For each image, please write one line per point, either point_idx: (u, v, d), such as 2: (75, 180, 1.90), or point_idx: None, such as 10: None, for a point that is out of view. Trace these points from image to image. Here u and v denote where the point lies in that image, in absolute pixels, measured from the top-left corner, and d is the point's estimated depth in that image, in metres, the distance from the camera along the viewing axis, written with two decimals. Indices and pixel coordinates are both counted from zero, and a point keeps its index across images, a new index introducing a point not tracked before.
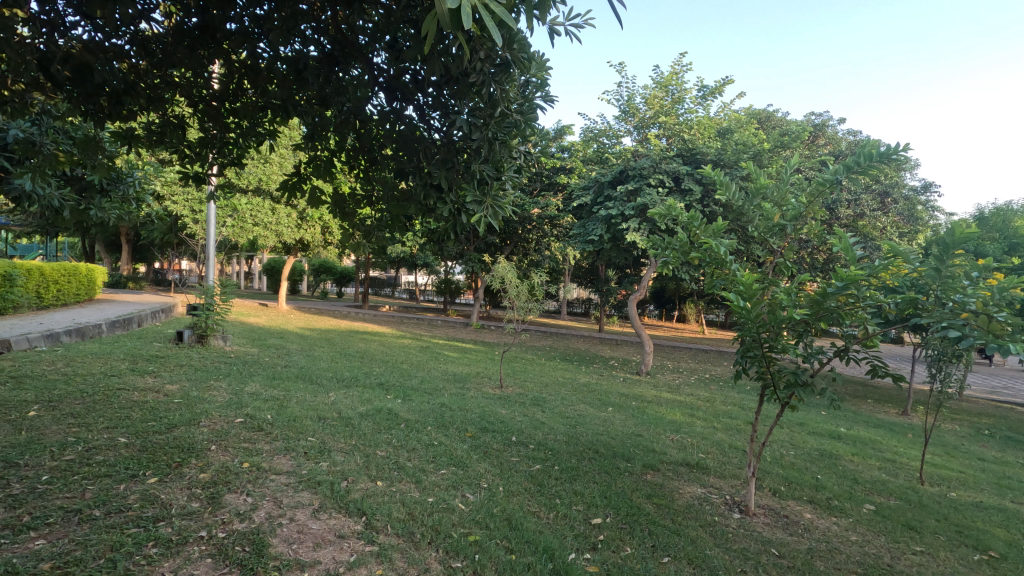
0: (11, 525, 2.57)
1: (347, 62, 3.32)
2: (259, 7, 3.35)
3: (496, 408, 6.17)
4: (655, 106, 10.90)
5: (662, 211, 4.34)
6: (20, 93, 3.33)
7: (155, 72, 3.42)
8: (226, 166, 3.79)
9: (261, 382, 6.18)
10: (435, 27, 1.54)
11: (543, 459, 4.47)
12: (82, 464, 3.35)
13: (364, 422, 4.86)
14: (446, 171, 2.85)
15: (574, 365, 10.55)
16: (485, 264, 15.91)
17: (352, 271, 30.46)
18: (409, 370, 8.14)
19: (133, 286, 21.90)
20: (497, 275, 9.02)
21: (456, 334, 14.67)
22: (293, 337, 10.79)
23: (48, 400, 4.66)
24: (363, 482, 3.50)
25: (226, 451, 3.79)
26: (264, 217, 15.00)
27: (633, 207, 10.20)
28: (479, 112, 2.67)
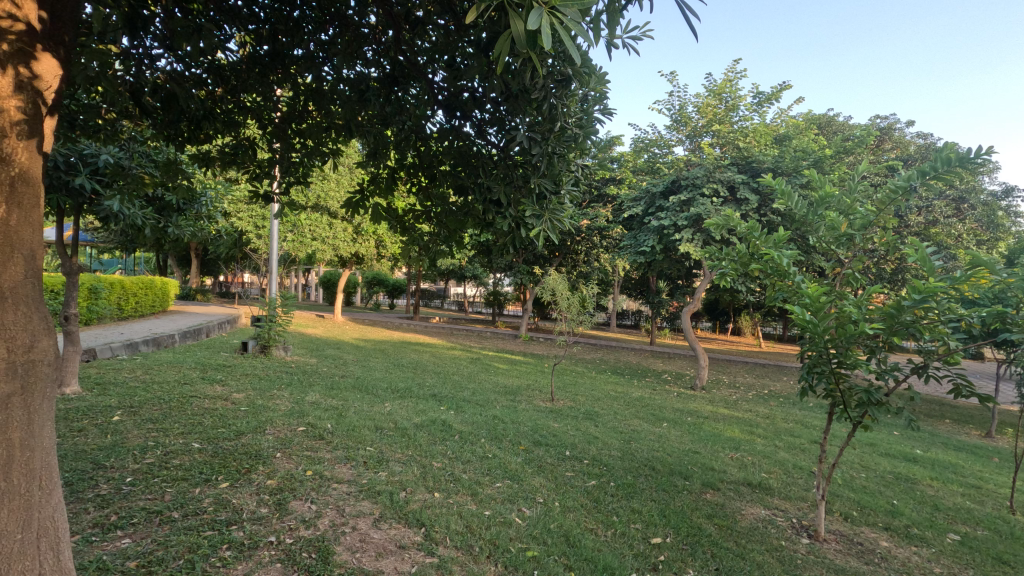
0: (101, 524, 2.75)
1: (406, 83, 3.45)
2: (324, 32, 3.54)
3: (548, 421, 6.14)
4: (708, 114, 10.65)
5: (720, 221, 4.19)
6: (111, 121, 3.59)
7: (230, 98, 3.64)
8: (292, 185, 3.96)
9: (320, 391, 6.38)
10: (508, 48, 1.55)
11: (598, 475, 4.40)
12: (161, 467, 3.54)
13: (420, 433, 4.94)
14: (505, 186, 2.85)
15: (626, 378, 10.37)
16: (534, 275, 15.96)
17: (403, 283, 31.14)
18: (461, 382, 8.22)
19: (200, 297, 23.16)
20: (548, 287, 9.01)
21: (506, 346, 14.71)
22: (348, 348, 11.11)
23: (130, 406, 4.97)
24: (421, 493, 3.54)
25: (291, 459, 3.93)
26: (322, 232, 15.61)
27: (686, 217, 10.01)
28: (539, 127, 2.67)
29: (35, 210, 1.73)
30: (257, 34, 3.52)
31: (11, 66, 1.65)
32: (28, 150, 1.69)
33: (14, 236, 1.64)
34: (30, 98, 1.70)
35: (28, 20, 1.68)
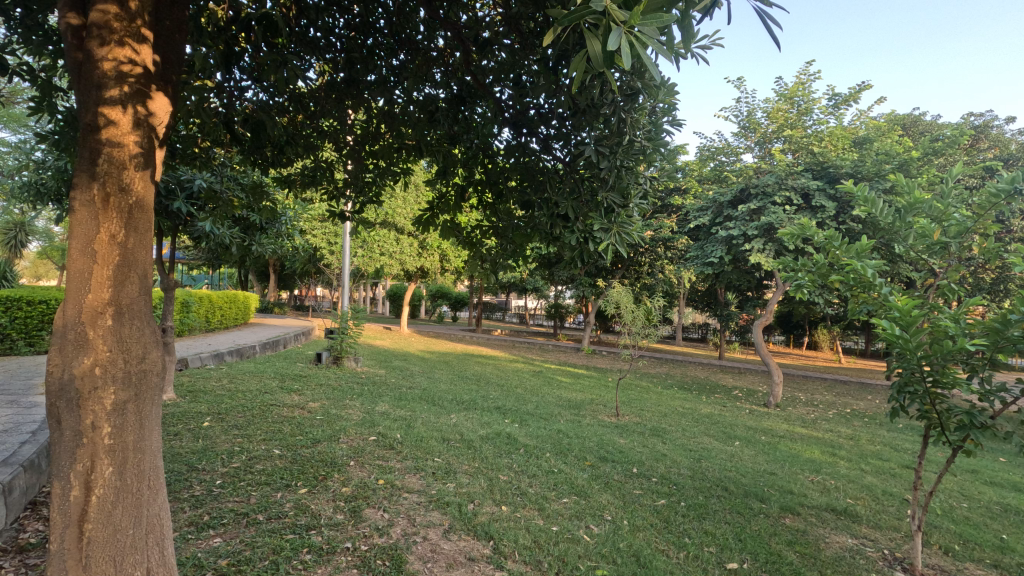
0: (196, 522, 2.95)
1: (473, 102, 3.55)
2: (396, 58, 3.71)
3: (613, 437, 6.02)
4: (779, 119, 10.06)
5: (794, 230, 3.97)
6: (205, 149, 3.90)
7: (309, 123, 3.87)
8: (365, 204, 4.14)
9: (389, 402, 6.58)
10: (583, 66, 1.55)
11: (668, 494, 4.26)
12: (246, 472, 3.77)
13: (486, 446, 4.98)
14: (573, 201, 2.85)
15: (694, 394, 10.01)
16: (597, 288, 15.82)
17: (466, 296, 31.66)
18: (525, 395, 8.22)
19: (277, 311, 24.55)
20: (612, 299, 8.89)
21: (568, 359, 14.59)
22: (415, 359, 11.40)
23: (218, 413, 5.32)
24: (489, 506, 3.57)
25: (363, 467, 4.07)
26: (390, 247, 16.19)
27: (756, 226, 9.62)
28: (606, 142, 2.66)
29: (148, 233, 1.90)
30: (333, 63, 3.72)
31: (130, 105, 1.83)
32: (144, 180, 1.87)
33: (132, 257, 1.82)
34: (146, 134, 1.88)
35: (146, 65, 1.88)
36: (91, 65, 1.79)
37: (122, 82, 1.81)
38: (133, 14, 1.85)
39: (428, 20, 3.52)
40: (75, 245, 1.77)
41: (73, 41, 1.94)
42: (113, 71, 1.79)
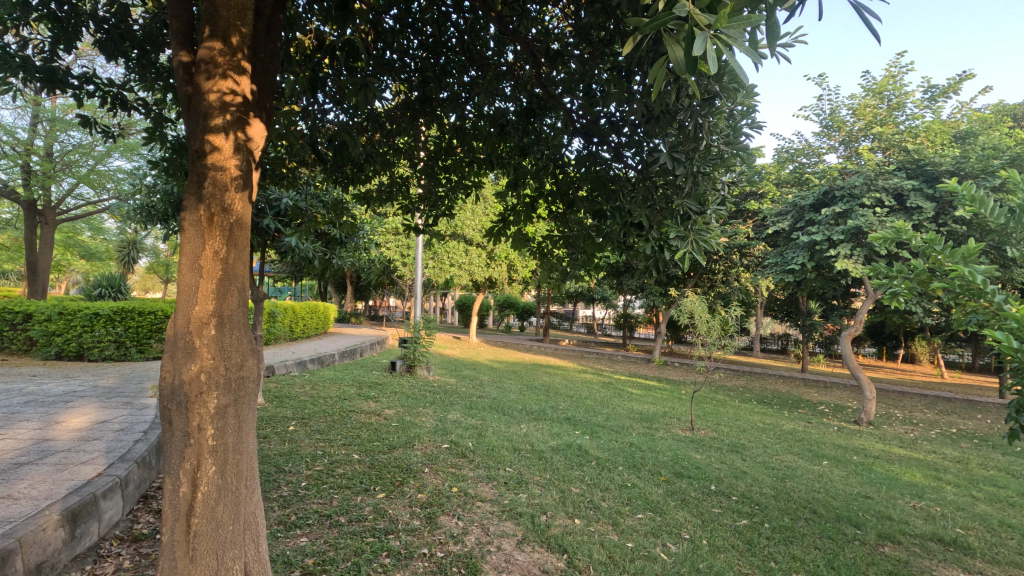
0: (284, 521, 3.12)
1: (543, 113, 3.58)
2: (467, 74, 3.81)
3: (689, 452, 5.80)
4: (867, 116, 9.64)
5: (888, 236, 3.38)
6: (292, 169, 4.16)
7: (385, 141, 4.04)
8: (438, 217, 4.26)
9: (461, 410, 6.69)
10: (663, 75, 1.52)
11: (750, 514, 4.04)
12: (329, 475, 3.95)
13: (557, 457, 4.95)
14: (647, 209, 2.79)
15: (775, 409, 9.47)
16: (667, 297, 15.38)
17: (533, 306, 31.72)
18: (595, 406, 8.09)
19: (353, 320, 25.65)
20: (685, 309, 8.60)
21: (639, 370, 14.23)
22: (484, 369, 11.53)
23: (302, 418, 5.62)
24: (562, 518, 3.53)
25: (438, 474, 4.15)
26: (459, 258, 16.55)
27: (842, 230, 9.02)
28: (681, 149, 2.60)
29: (246, 249, 2.05)
30: (407, 82, 3.87)
31: (231, 131, 1.98)
32: (244, 200, 2.02)
33: (232, 271, 1.96)
34: (244, 157, 2.03)
35: (245, 94, 2.04)
36: (199, 97, 1.97)
37: (225, 111, 1.96)
38: (235, 48, 2.01)
39: (498, 36, 3.60)
40: (185, 261, 1.94)
41: (183, 77, 2.14)
42: (218, 101, 1.95)
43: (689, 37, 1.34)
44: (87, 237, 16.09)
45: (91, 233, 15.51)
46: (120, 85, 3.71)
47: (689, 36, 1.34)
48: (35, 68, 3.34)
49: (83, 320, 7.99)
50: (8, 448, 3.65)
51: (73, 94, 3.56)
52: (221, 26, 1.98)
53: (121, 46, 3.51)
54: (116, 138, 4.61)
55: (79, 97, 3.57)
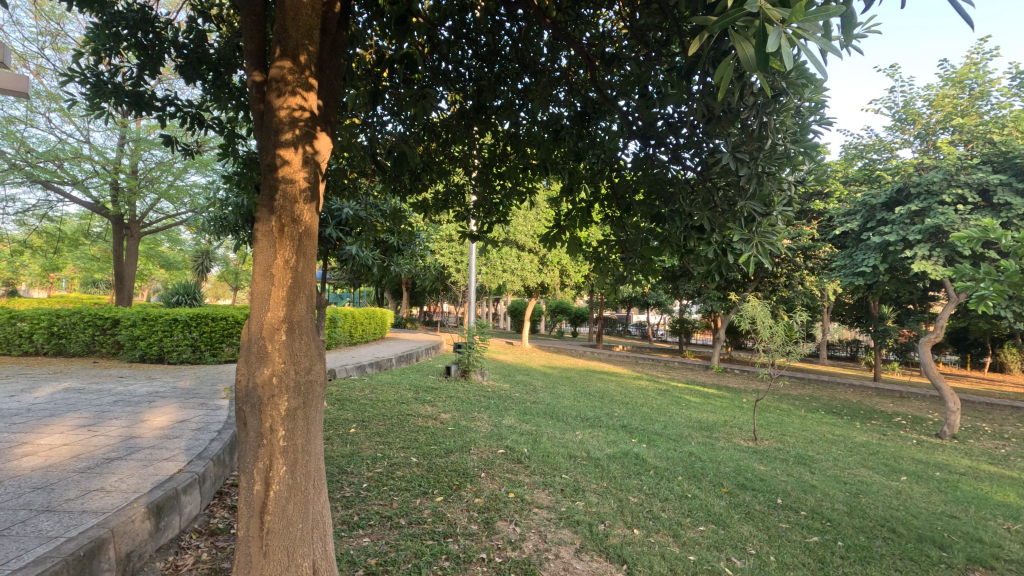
0: (347, 521, 3.22)
1: (598, 117, 3.56)
2: (521, 81, 3.84)
3: (752, 462, 5.57)
4: (945, 107, 9.24)
5: (973, 234, 3.10)
6: (353, 180, 4.31)
7: (441, 150, 4.12)
8: (493, 224, 4.30)
9: (515, 416, 6.70)
10: (729, 74, 1.48)
11: (821, 531, 3.83)
12: (389, 477, 4.05)
13: (613, 465, 4.87)
14: (708, 211, 2.72)
15: (846, 420, 8.95)
16: (726, 302, 14.87)
17: (586, 311, 31.41)
18: (652, 414, 7.91)
19: (410, 325, 26.25)
20: (746, 315, 8.28)
21: (696, 377, 13.79)
22: (537, 374, 11.49)
23: (362, 420, 5.80)
24: (621, 528, 3.47)
25: (494, 479, 4.17)
26: (512, 264, 16.64)
27: (919, 230, 8.44)
28: (744, 148, 2.52)
29: (314, 258, 2.13)
30: (462, 91, 3.93)
31: (300, 145, 2.07)
32: (312, 211, 2.10)
33: (301, 279, 2.05)
34: (312, 170, 2.12)
35: (312, 109, 2.12)
36: (270, 114, 2.07)
37: (294, 127, 2.06)
38: (303, 66, 2.10)
39: (551, 42, 3.61)
40: (258, 270, 2.05)
41: (256, 96, 2.26)
42: (287, 117, 2.05)
43: (760, 33, 1.30)
44: (166, 248, 17.23)
45: (170, 244, 16.60)
46: (197, 106, 3.97)
47: (763, 32, 1.31)
48: (124, 92, 3.61)
49: (163, 325, 8.60)
50: (101, 444, 3.94)
51: (157, 116, 3.84)
52: (291, 46, 2.08)
53: (198, 68, 3.75)
54: (192, 155, 4.91)
55: (161, 118, 3.83)
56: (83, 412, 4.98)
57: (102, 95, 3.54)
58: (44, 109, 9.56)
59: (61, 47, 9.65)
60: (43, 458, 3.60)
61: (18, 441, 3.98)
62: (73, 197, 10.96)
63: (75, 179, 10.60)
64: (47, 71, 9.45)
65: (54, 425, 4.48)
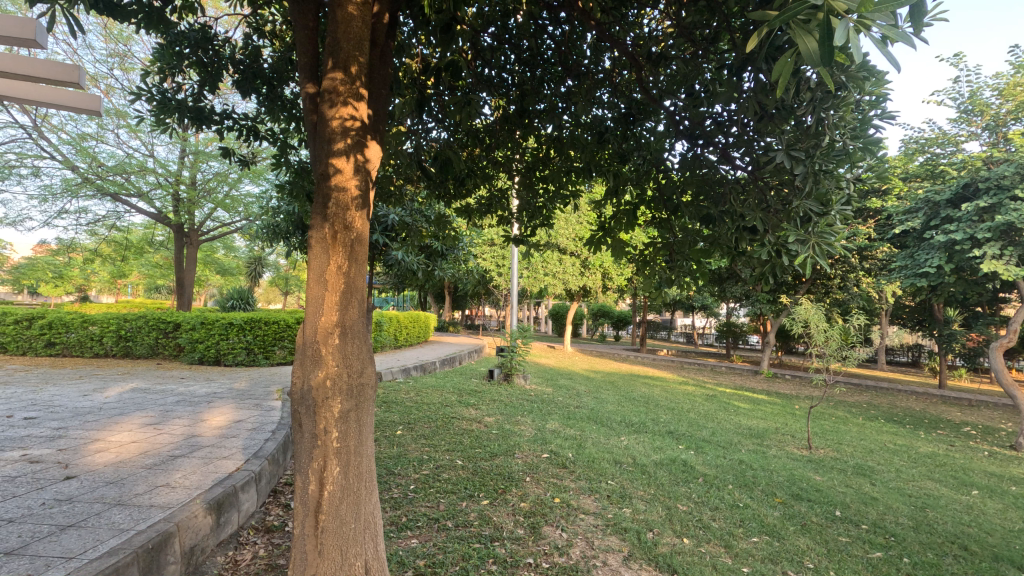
0: (396, 523, 3.28)
1: (642, 117, 3.52)
2: (564, 84, 3.83)
3: (807, 472, 5.35)
4: (1017, 96, 8.62)
5: None
6: (398, 187, 4.40)
7: (485, 155, 4.16)
8: (537, 227, 4.31)
9: (559, 420, 6.66)
10: (787, 69, 1.46)
11: (884, 545, 3.64)
12: (435, 479, 4.09)
13: (661, 471, 4.77)
14: (761, 212, 2.64)
15: (909, 429, 8.47)
16: (776, 305, 14.36)
17: (628, 315, 30.92)
18: (699, 420, 7.71)
19: (452, 329, 26.52)
20: (798, 318, 7.98)
21: (745, 383, 13.34)
22: (580, 378, 11.39)
23: (408, 423, 5.89)
24: (670, 537, 3.39)
25: (539, 484, 4.16)
26: (554, 267, 16.58)
27: (988, 227, 7.94)
28: (800, 146, 2.43)
29: (365, 263, 2.18)
30: (505, 96, 3.95)
31: (352, 154, 2.13)
32: (363, 217, 2.15)
33: (353, 284, 2.10)
34: (363, 177, 2.17)
35: (363, 118, 2.18)
36: (323, 124, 2.13)
37: (346, 136, 2.11)
38: (354, 76, 2.16)
39: (594, 44, 3.59)
40: (313, 276, 2.11)
41: (309, 107, 2.34)
42: (340, 127, 2.11)
43: (825, 28, 1.28)
44: (222, 255, 18.02)
45: (225, 251, 17.35)
46: (252, 118, 4.13)
47: (827, 28, 1.29)
48: (186, 108, 3.80)
49: (220, 329, 9.00)
50: (166, 442, 4.15)
51: (216, 129, 4.02)
52: (342, 58, 2.14)
53: (254, 82, 3.91)
54: (248, 166, 5.12)
55: (219, 131, 4.01)
56: (149, 412, 5.25)
57: (167, 111, 3.74)
58: (113, 126, 10.17)
59: (128, 67, 10.25)
60: (114, 454, 3.82)
61: (91, 438, 4.23)
62: (138, 208, 11.61)
63: (140, 191, 11.24)
64: (116, 90, 10.06)
65: (123, 424, 4.75)
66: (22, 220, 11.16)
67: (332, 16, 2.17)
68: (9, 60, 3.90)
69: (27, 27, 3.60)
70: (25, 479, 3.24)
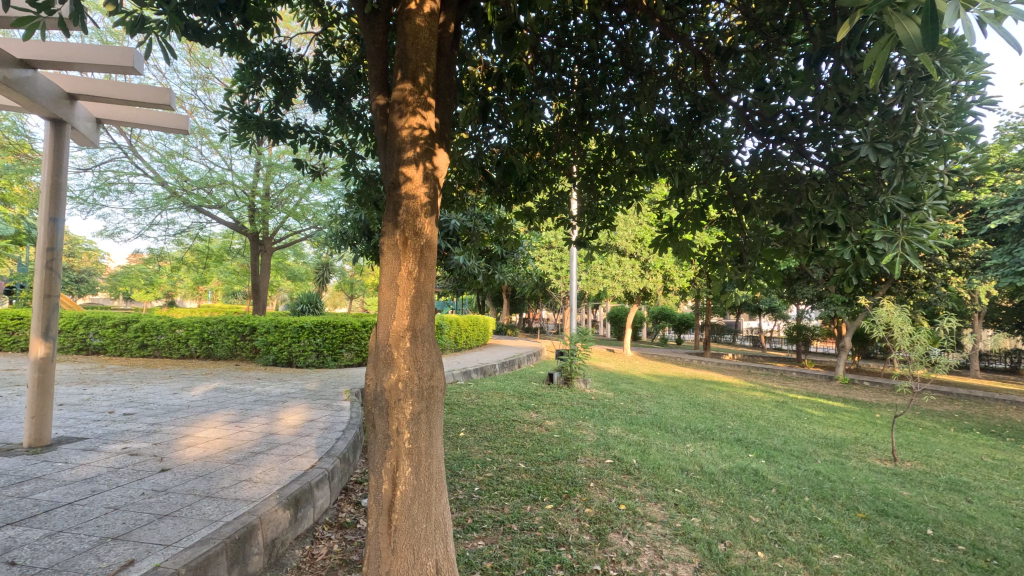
0: (462, 523, 3.33)
1: (709, 115, 3.42)
2: (627, 83, 3.78)
3: (894, 486, 4.99)
4: None
5: None
6: (460, 193, 4.46)
7: (546, 159, 4.16)
8: (600, 230, 4.25)
9: (622, 425, 6.54)
10: (880, 58, 1.37)
11: (983, 569, 3.34)
12: (499, 482, 4.12)
13: (730, 481, 4.59)
14: (842, 210, 2.49)
15: (1010, 443, 7.72)
16: (853, 307, 13.51)
17: (691, 318, 29.98)
18: (770, 428, 7.36)
19: (510, 332, 26.67)
20: (879, 321, 7.47)
21: (819, 389, 12.64)
22: (642, 383, 11.15)
23: (471, 425, 5.96)
24: (743, 549, 3.26)
25: (603, 490, 4.10)
26: (612, 269, 16.34)
27: None
28: (886, 138, 2.29)
29: (435, 268, 2.23)
30: (565, 99, 3.92)
31: (421, 162, 2.18)
32: (431, 224, 2.20)
33: (423, 289, 2.15)
34: (432, 185, 2.22)
35: (431, 127, 2.23)
36: (394, 134, 2.20)
37: (415, 145, 2.17)
38: (421, 86, 2.22)
39: (658, 41, 3.53)
40: (385, 281, 2.18)
41: (379, 117, 2.42)
42: (409, 136, 2.17)
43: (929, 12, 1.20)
44: (292, 262, 18.94)
45: (296, 258, 18.22)
46: (323, 131, 4.31)
47: (931, 13, 1.21)
48: (264, 124, 4.04)
49: (292, 332, 9.48)
50: (247, 439, 4.40)
51: (290, 142, 4.22)
52: (411, 69, 2.20)
53: (324, 97, 4.08)
54: (319, 176, 5.36)
55: (294, 144, 4.22)
56: (231, 410, 5.59)
57: (247, 127, 3.98)
58: (197, 143, 10.93)
59: (210, 88, 10.99)
60: (202, 449, 4.09)
61: (181, 433, 4.55)
62: (219, 218, 12.41)
63: (220, 203, 12.00)
64: (199, 110, 10.81)
65: (209, 421, 5.09)
66: (119, 232, 12.18)
67: (401, 29, 2.23)
68: (110, 87, 4.25)
69: (125, 55, 3.91)
70: (126, 470, 3.52)
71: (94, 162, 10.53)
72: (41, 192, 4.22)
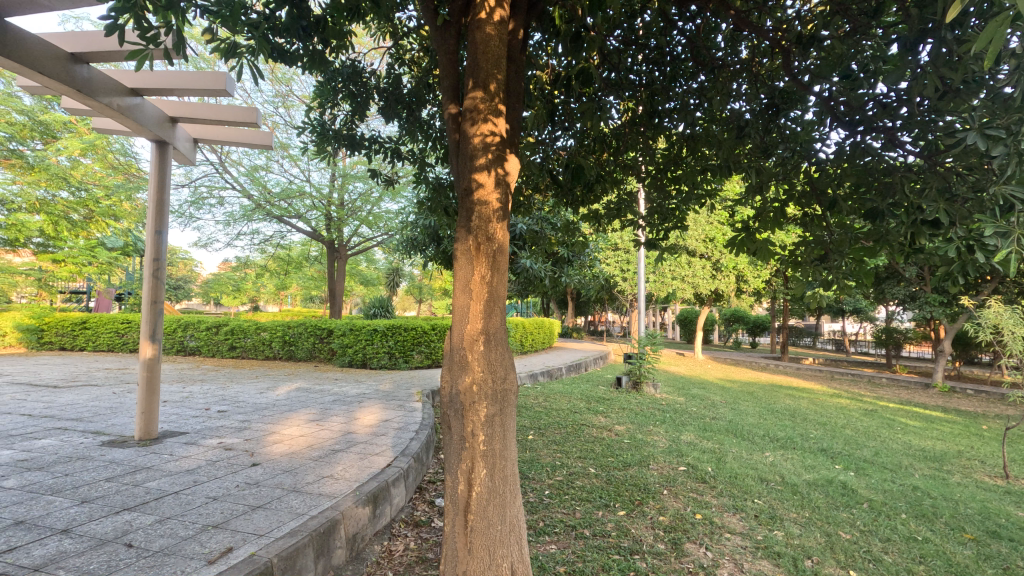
0: (534, 527, 3.33)
1: (788, 107, 3.28)
2: (699, 79, 3.69)
3: (1006, 506, 4.51)
4: None
5: None
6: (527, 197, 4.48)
7: (614, 160, 4.10)
8: (670, 230, 4.13)
9: (695, 432, 6.33)
10: (995, 38, 1.20)
11: None
12: (569, 486, 4.09)
13: (815, 493, 4.33)
14: (944, 203, 2.29)
15: None
16: (952, 308, 12.38)
17: (766, 320, 28.52)
18: (859, 437, 6.87)
19: (575, 336, 26.43)
20: (986, 323, 6.79)
21: (914, 397, 11.65)
22: (715, 388, 10.73)
23: (539, 428, 5.96)
24: (832, 567, 3.06)
25: (677, 498, 3.98)
26: (681, 270, 15.83)
27: None
28: (998, 123, 2.08)
29: (507, 273, 2.25)
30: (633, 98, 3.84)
31: (493, 169, 2.21)
32: (504, 228, 2.23)
33: (495, 294, 2.18)
34: (503, 191, 2.25)
35: (502, 133, 2.26)
36: (466, 142, 2.24)
37: (486, 152, 2.20)
38: (492, 93, 2.25)
39: (731, 34, 3.43)
40: (459, 286, 2.22)
41: (452, 126, 2.48)
42: (481, 143, 2.21)
43: None
44: (364, 267, 19.70)
45: (368, 263, 18.93)
46: (395, 140, 4.47)
47: None
48: (342, 137, 4.26)
49: (366, 334, 9.88)
50: (327, 437, 4.63)
51: (364, 153, 4.42)
52: (482, 77, 2.24)
53: (396, 108, 4.24)
54: (391, 184, 5.55)
55: (368, 155, 4.40)
56: (312, 409, 5.90)
57: (327, 141, 4.22)
58: (278, 156, 11.63)
59: (289, 104, 11.68)
60: (288, 445, 4.34)
61: (269, 430, 4.86)
62: (298, 227, 13.14)
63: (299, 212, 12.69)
64: (280, 126, 11.50)
65: (293, 419, 5.39)
66: (211, 242, 13.17)
67: (471, 40, 2.28)
68: (206, 109, 4.62)
69: (218, 78, 4.23)
70: (222, 463, 3.79)
71: (190, 178, 11.44)
72: (148, 209, 4.63)
